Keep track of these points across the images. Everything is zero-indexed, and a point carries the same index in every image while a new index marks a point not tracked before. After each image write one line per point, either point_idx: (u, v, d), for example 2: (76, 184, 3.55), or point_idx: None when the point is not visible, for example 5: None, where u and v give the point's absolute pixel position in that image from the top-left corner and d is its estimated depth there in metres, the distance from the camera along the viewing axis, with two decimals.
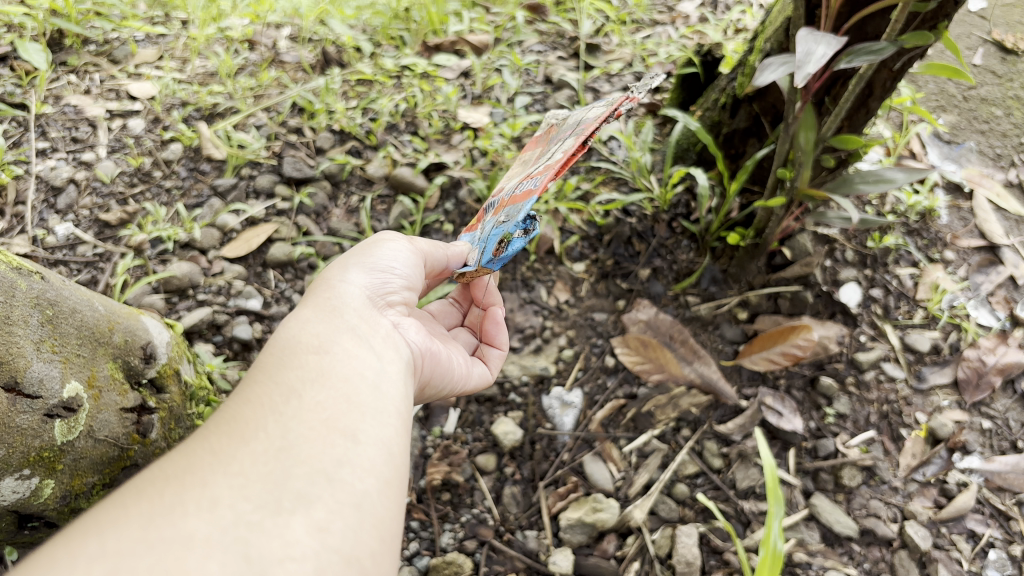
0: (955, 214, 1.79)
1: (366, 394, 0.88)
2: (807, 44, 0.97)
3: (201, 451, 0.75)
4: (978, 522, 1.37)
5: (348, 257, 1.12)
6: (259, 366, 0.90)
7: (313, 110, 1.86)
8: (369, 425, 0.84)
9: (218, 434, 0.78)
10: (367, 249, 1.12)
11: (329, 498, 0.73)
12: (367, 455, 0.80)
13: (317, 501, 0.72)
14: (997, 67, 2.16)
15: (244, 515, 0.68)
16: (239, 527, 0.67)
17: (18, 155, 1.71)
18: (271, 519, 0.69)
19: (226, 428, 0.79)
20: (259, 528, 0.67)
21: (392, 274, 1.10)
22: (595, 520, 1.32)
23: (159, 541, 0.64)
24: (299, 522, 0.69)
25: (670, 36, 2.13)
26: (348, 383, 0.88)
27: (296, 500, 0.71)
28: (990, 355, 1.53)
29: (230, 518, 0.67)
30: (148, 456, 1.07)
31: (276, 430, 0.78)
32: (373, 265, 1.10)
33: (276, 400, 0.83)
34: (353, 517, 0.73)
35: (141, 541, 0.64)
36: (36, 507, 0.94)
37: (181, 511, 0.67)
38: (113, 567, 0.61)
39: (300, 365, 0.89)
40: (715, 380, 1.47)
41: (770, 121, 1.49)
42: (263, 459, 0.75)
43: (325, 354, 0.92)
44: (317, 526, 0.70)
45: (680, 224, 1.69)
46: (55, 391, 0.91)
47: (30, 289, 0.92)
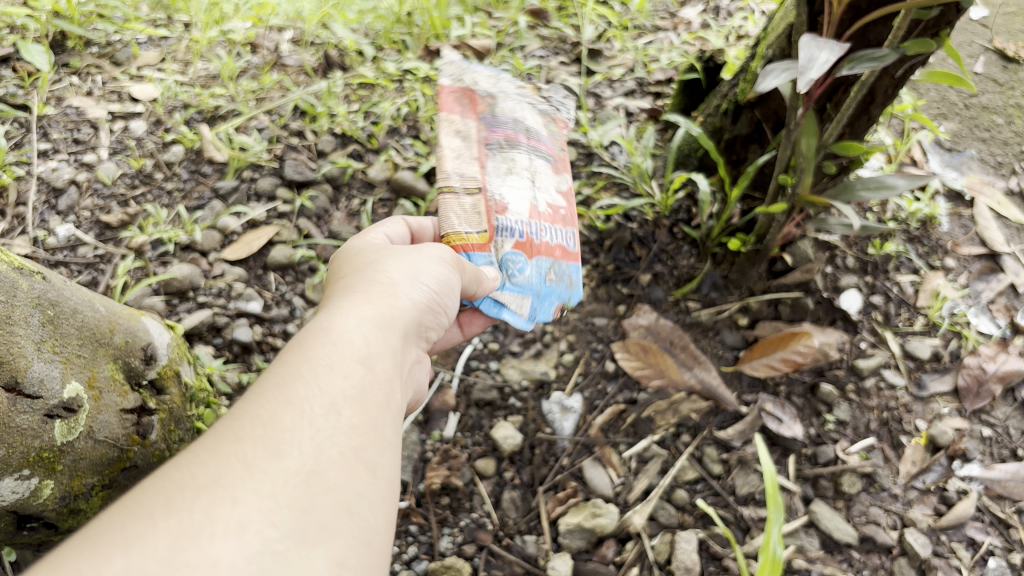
0: (956, 221, 1.79)
1: (395, 428, 0.86)
2: (809, 50, 0.97)
3: (233, 458, 0.71)
4: (978, 530, 1.36)
5: (409, 260, 1.07)
6: (300, 357, 0.85)
7: (315, 113, 1.86)
8: (389, 461, 0.81)
9: (251, 441, 0.74)
10: (428, 259, 1.08)
11: (351, 537, 0.71)
12: (386, 494, 0.79)
13: (339, 537, 0.70)
14: (999, 75, 2.17)
15: (270, 543, 0.65)
16: (265, 557, 0.64)
17: (19, 156, 1.71)
18: (295, 549, 0.66)
19: (261, 432, 0.75)
20: (282, 559, 0.65)
21: (440, 305, 1.08)
22: (595, 525, 1.32)
23: (183, 562, 0.61)
24: (322, 556, 0.67)
25: (672, 42, 2.14)
26: (382, 411, 0.85)
27: (321, 532, 0.69)
28: (990, 363, 1.53)
29: (256, 545, 0.65)
30: (147, 458, 1.07)
31: (311, 449, 0.75)
32: (428, 280, 1.06)
33: (313, 412, 0.79)
34: (369, 560, 0.72)
35: (166, 560, 0.60)
36: (34, 507, 0.94)
37: (208, 531, 0.64)
38: None
39: (345, 375, 0.84)
40: (715, 386, 1.47)
41: (771, 127, 1.49)
42: (295, 480, 0.71)
43: (367, 369, 0.87)
44: (337, 562, 0.68)
45: (681, 229, 1.69)
46: (55, 391, 0.90)
47: (32, 289, 0.92)
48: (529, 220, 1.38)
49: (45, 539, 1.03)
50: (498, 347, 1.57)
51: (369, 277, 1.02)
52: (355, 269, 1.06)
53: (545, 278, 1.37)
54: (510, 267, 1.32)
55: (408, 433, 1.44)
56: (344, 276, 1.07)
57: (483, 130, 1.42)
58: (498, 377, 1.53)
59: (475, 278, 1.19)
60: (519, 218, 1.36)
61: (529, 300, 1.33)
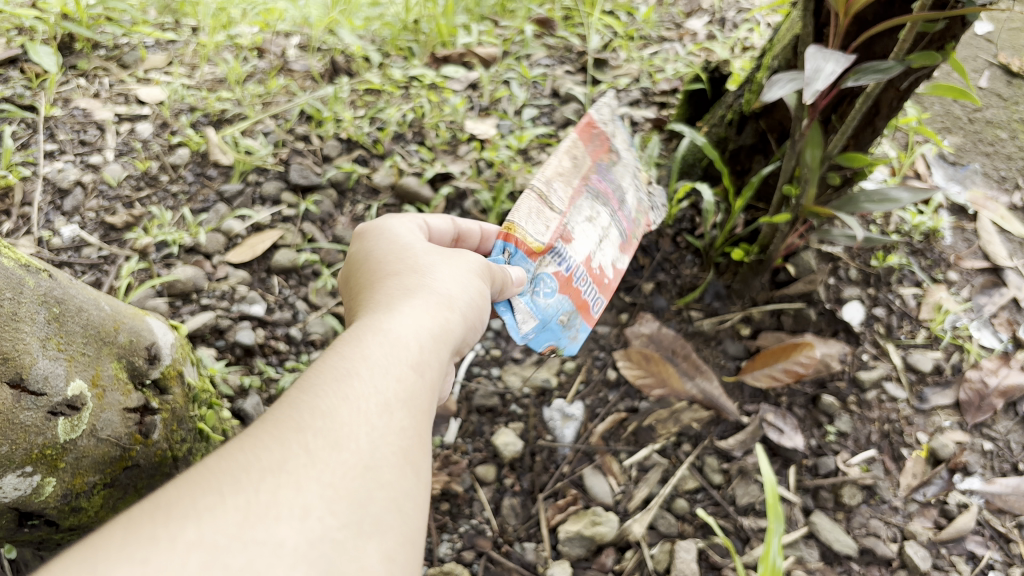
0: (959, 235, 1.80)
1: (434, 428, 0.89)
2: (815, 61, 0.98)
3: (297, 446, 0.75)
4: (978, 544, 1.36)
5: (447, 262, 1.10)
6: (348, 357, 0.88)
7: (321, 118, 1.87)
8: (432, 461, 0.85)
9: (312, 432, 0.77)
10: (468, 269, 1.11)
11: (398, 531, 0.75)
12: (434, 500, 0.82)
13: (389, 531, 0.74)
14: (1003, 90, 2.18)
15: (331, 531, 0.69)
16: (325, 545, 0.68)
17: (25, 157, 1.72)
18: (352, 540, 0.70)
19: (319, 424, 0.78)
20: (342, 547, 0.69)
21: (481, 310, 1.11)
22: (594, 533, 1.31)
23: (253, 539, 0.65)
24: (373, 550, 0.71)
25: (678, 53, 2.15)
26: (424, 412, 0.88)
27: (374, 527, 0.73)
28: (992, 377, 1.53)
29: (319, 530, 0.69)
30: (149, 457, 1.07)
31: (367, 445, 0.78)
32: (468, 286, 1.09)
33: (369, 411, 0.82)
34: (411, 554, 0.76)
35: (237, 537, 0.65)
36: (36, 504, 0.93)
37: (274, 513, 0.68)
38: (207, 558, 0.63)
39: (391, 376, 0.88)
40: (716, 396, 1.47)
41: (776, 138, 1.51)
42: (351, 472, 0.75)
43: (416, 373, 0.90)
44: (387, 556, 0.72)
45: (685, 239, 1.69)
46: (59, 389, 0.91)
47: (38, 286, 0.93)
48: (580, 264, 1.45)
49: (45, 537, 1.03)
50: (500, 354, 1.57)
51: (409, 275, 1.06)
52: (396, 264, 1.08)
53: (559, 317, 1.42)
54: (539, 287, 1.38)
55: None
56: (383, 269, 1.09)
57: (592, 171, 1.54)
58: (499, 383, 1.53)
59: (500, 286, 1.23)
60: (575, 256, 1.45)
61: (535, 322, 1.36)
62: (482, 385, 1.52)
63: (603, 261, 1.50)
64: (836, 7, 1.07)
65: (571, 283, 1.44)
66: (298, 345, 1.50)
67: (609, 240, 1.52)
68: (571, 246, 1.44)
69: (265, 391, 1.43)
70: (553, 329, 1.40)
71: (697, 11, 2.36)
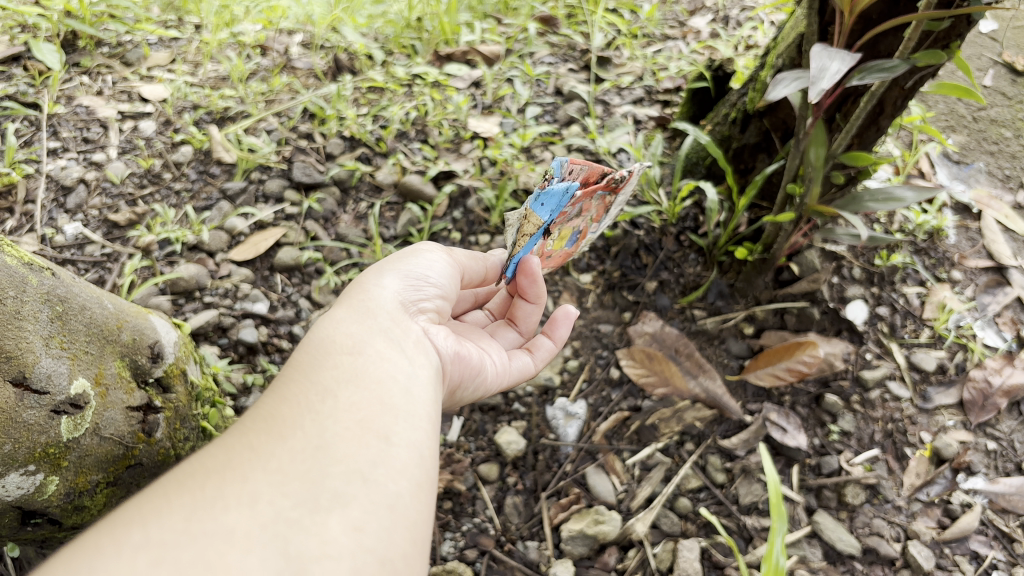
0: (963, 234, 1.79)
1: (398, 399, 0.89)
2: (821, 60, 0.97)
3: (241, 446, 0.77)
4: (981, 544, 1.36)
5: (388, 260, 1.14)
6: (293, 365, 0.91)
7: (324, 116, 1.87)
8: (403, 428, 0.85)
9: (257, 432, 0.79)
10: (412, 256, 1.14)
11: (363, 499, 0.75)
12: (404, 460, 0.82)
13: (353, 501, 0.74)
14: (1008, 88, 2.17)
15: (284, 511, 0.70)
16: (278, 525, 0.69)
17: (29, 154, 1.72)
18: (309, 516, 0.71)
19: (262, 424, 0.81)
20: (298, 524, 0.70)
21: (427, 283, 1.11)
22: (596, 532, 1.31)
23: (201, 533, 0.67)
24: (335, 521, 0.71)
25: (681, 51, 2.14)
26: (380, 387, 0.89)
27: (332, 499, 0.73)
28: (996, 376, 1.53)
29: (270, 512, 0.70)
30: (152, 456, 1.07)
31: (314, 429, 0.80)
32: (411, 269, 1.11)
33: (312, 401, 0.84)
34: (385, 519, 0.75)
35: (183, 534, 0.66)
36: (39, 503, 0.93)
37: (222, 504, 0.69)
38: (156, 558, 0.64)
39: (335, 366, 0.90)
40: (720, 395, 1.47)
41: (780, 137, 1.50)
42: (300, 455, 0.77)
43: (357, 357, 0.92)
44: (353, 526, 0.72)
45: (688, 237, 1.69)
46: (63, 387, 0.91)
47: (41, 284, 0.92)
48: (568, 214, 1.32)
49: (49, 535, 1.03)
50: None
51: (352, 285, 1.09)
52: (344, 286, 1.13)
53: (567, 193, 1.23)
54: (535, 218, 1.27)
55: None
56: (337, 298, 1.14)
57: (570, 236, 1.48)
58: None
59: (469, 257, 1.21)
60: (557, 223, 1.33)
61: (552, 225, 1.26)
62: None
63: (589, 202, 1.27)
64: (841, 5, 1.06)
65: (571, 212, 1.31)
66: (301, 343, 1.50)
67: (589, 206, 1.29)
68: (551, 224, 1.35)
69: None
70: None
71: (701, 9, 2.36)
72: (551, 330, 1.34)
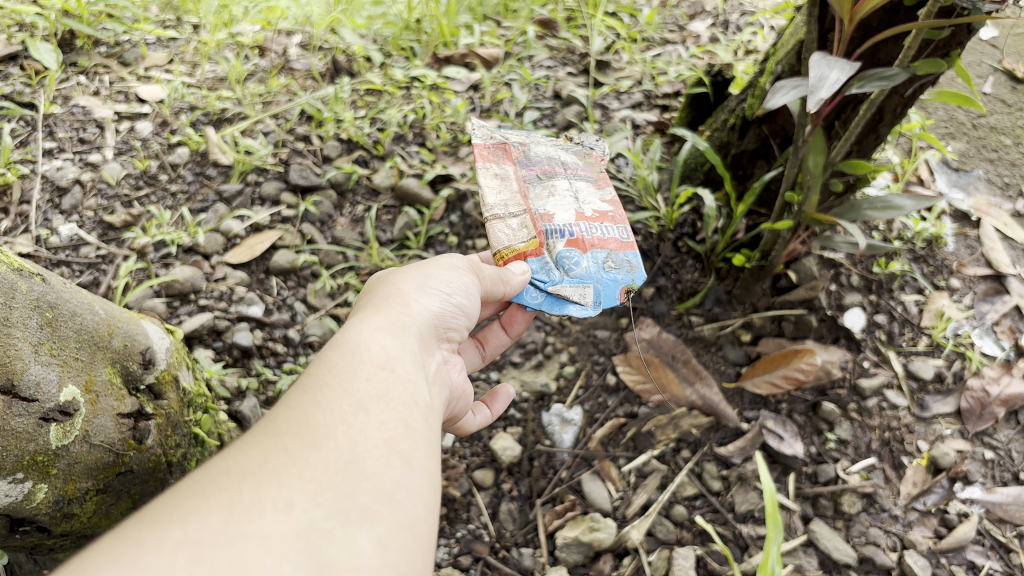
0: (962, 241, 1.79)
1: (421, 422, 0.89)
2: (820, 69, 0.97)
3: (275, 448, 0.76)
4: (978, 554, 1.36)
5: (420, 272, 1.13)
6: (325, 367, 0.89)
7: (322, 118, 1.86)
8: (424, 452, 0.85)
9: (290, 435, 0.78)
10: (446, 269, 1.14)
11: (390, 518, 0.74)
12: (424, 484, 0.81)
13: (380, 518, 0.74)
14: (1008, 96, 2.16)
15: (317, 521, 0.69)
16: (312, 534, 0.68)
17: (24, 154, 1.71)
18: (340, 528, 0.70)
19: (297, 429, 0.79)
20: (330, 535, 0.69)
21: (461, 312, 1.13)
22: (592, 540, 1.30)
23: (238, 535, 0.66)
24: (364, 536, 0.71)
25: (680, 56, 2.14)
26: (406, 407, 0.89)
27: (362, 514, 0.72)
28: (994, 385, 1.52)
29: (304, 521, 0.69)
30: (142, 463, 1.06)
31: (346, 441, 0.79)
32: (443, 287, 1.11)
33: (344, 410, 0.83)
34: (408, 540, 0.74)
35: (221, 533, 0.65)
36: (26, 511, 0.92)
37: (259, 508, 0.68)
38: (194, 556, 0.63)
39: (368, 378, 0.89)
40: (716, 403, 1.46)
41: (779, 144, 1.50)
42: (332, 467, 0.76)
43: (390, 373, 0.92)
44: (380, 543, 0.71)
45: (686, 244, 1.67)
46: (51, 395, 0.89)
47: (31, 291, 0.92)
48: (578, 223, 1.45)
49: (37, 543, 1.02)
50: (499, 357, 1.56)
51: (383, 292, 1.08)
52: (374, 286, 1.12)
53: (604, 265, 1.40)
54: (566, 263, 1.38)
55: None
56: (361, 296, 1.12)
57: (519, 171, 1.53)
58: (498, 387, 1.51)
59: (497, 280, 1.20)
60: (566, 222, 1.44)
61: (591, 289, 1.37)
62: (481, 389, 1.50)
63: (593, 205, 1.50)
64: (841, 13, 1.06)
65: (587, 241, 1.42)
66: (296, 347, 1.50)
67: (582, 191, 1.52)
68: (557, 220, 1.44)
69: (263, 393, 1.42)
70: (611, 278, 1.39)
71: (701, 13, 2.35)
72: (489, 400, 1.34)
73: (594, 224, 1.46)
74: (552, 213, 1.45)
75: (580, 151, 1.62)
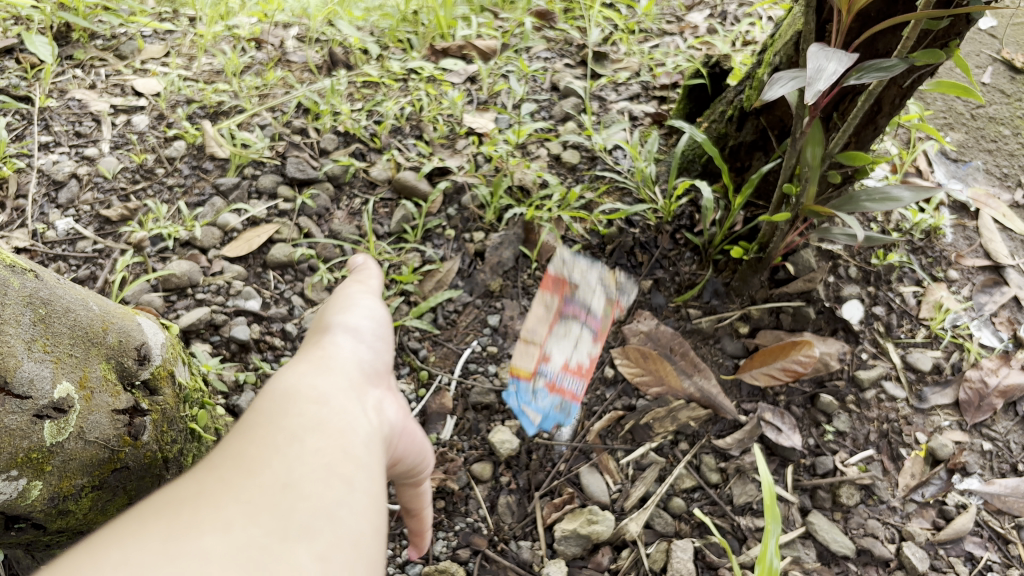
0: (961, 232, 1.78)
1: (361, 444, 0.84)
2: (818, 61, 0.96)
3: (210, 481, 0.71)
4: (977, 545, 1.38)
5: (339, 304, 1.08)
6: (254, 415, 0.83)
7: (318, 111, 1.85)
8: (365, 475, 0.79)
9: (222, 471, 0.73)
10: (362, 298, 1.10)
11: (330, 534, 0.69)
12: (368, 504, 0.76)
13: (320, 535, 0.68)
14: (1007, 86, 2.15)
15: (257, 537, 0.64)
16: (250, 550, 0.63)
17: (20, 149, 1.71)
18: (280, 544, 0.65)
19: (230, 463, 0.74)
20: (270, 551, 0.64)
21: (386, 340, 1.08)
22: (590, 532, 1.31)
23: (174, 558, 0.60)
24: (303, 552, 0.65)
25: (678, 47, 2.13)
26: (344, 433, 0.83)
27: (302, 530, 0.67)
28: (993, 377, 1.53)
29: (244, 538, 0.64)
30: (138, 459, 1.04)
31: (282, 466, 0.74)
32: (365, 318, 1.06)
33: (277, 442, 0.77)
34: (351, 557, 0.69)
35: (161, 554, 0.60)
36: (22, 508, 0.92)
37: (193, 533, 0.63)
38: None
39: (300, 413, 0.83)
40: (715, 395, 1.46)
41: (777, 135, 1.49)
42: (266, 492, 0.70)
43: (323, 404, 0.86)
44: (322, 557, 0.66)
45: (683, 236, 1.66)
46: (45, 391, 0.89)
47: (23, 288, 0.92)
48: (552, 364, 1.51)
49: (34, 539, 1.02)
50: (497, 350, 1.53)
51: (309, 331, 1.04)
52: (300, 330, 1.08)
53: (546, 411, 1.47)
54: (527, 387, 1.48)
55: None
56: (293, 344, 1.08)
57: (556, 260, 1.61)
58: (496, 380, 1.49)
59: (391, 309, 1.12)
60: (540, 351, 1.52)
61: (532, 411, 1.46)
62: (478, 381, 1.48)
63: (572, 356, 1.52)
64: (839, 4, 1.05)
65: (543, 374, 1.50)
66: (294, 341, 1.49)
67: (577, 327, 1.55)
68: (535, 342, 1.53)
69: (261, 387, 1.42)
70: (545, 417, 1.46)
71: (699, 4, 2.33)
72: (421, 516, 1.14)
73: (562, 376, 1.51)
74: (544, 333, 1.54)
75: (598, 279, 1.61)
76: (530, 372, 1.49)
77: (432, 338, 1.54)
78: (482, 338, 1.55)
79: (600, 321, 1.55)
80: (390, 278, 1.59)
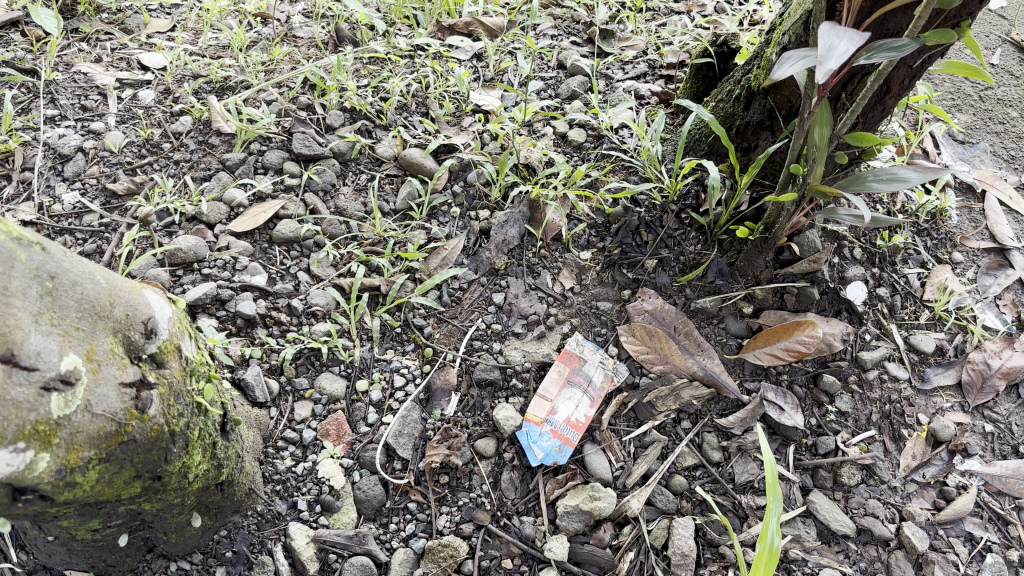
0: (967, 214, 1.79)
1: None
2: (829, 39, 0.93)
3: None
4: (977, 525, 1.40)
5: None
6: None
7: (324, 87, 1.83)
8: None
9: None
10: None
11: None
12: None
13: None
14: (1016, 67, 2.13)
15: None
16: None
17: (26, 121, 1.71)
18: None
19: None
20: None
21: None
22: (592, 509, 1.33)
23: None
24: None
25: (686, 26, 2.11)
26: None
27: None
28: (995, 359, 1.55)
29: None
30: (146, 432, 0.95)
31: None
32: None
33: None
34: None
35: None
36: (28, 482, 0.83)
37: None
38: None
39: None
40: (717, 373, 1.47)
41: (784, 115, 1.48)
42: None
43: None
44: None
45: (688, 215, 1.65)
46: (53, 364, 0.83)
47: (29, 260, 0.86)
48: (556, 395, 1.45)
49: (39, 511, 0.91)
50: (500, 328, 1.53)
51: None
52: None
53: (540, 438, 1.40)
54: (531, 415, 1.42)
55: (408, 411, 1.41)
56: None
57: (559, 268, 1.61)
58: (500, 357, 1.49)
59: None
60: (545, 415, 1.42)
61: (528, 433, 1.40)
62: (482, 358, 1.49)
63: (570, 414, 1.43)
64: None
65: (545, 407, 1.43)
66: (299, 316, 1.50)
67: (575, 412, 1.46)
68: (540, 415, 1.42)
69: (267, 361, 1.44)
70: (538, 441, 1.40)
71: None
72: None
73: (562, 406, 1.44)
74: (557, 380, 1.46)
75: (602, 359, 1.49)
76: (537, 418, 1.42)
77: (437, 315, 1.55)
78: (487, 315, 1.55)
79: (603, 396, 1.46)
80: (395, 255, 1.59)
